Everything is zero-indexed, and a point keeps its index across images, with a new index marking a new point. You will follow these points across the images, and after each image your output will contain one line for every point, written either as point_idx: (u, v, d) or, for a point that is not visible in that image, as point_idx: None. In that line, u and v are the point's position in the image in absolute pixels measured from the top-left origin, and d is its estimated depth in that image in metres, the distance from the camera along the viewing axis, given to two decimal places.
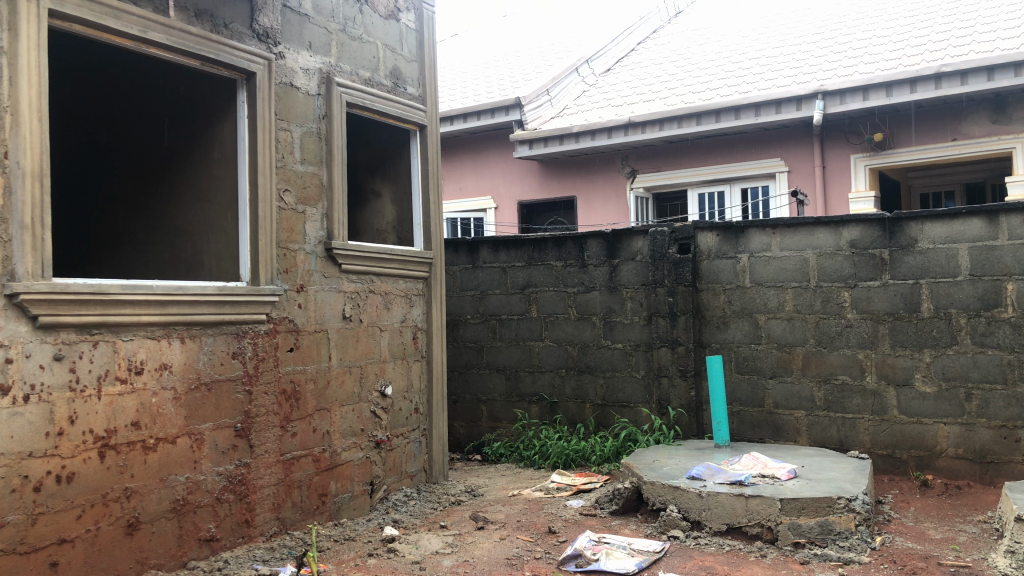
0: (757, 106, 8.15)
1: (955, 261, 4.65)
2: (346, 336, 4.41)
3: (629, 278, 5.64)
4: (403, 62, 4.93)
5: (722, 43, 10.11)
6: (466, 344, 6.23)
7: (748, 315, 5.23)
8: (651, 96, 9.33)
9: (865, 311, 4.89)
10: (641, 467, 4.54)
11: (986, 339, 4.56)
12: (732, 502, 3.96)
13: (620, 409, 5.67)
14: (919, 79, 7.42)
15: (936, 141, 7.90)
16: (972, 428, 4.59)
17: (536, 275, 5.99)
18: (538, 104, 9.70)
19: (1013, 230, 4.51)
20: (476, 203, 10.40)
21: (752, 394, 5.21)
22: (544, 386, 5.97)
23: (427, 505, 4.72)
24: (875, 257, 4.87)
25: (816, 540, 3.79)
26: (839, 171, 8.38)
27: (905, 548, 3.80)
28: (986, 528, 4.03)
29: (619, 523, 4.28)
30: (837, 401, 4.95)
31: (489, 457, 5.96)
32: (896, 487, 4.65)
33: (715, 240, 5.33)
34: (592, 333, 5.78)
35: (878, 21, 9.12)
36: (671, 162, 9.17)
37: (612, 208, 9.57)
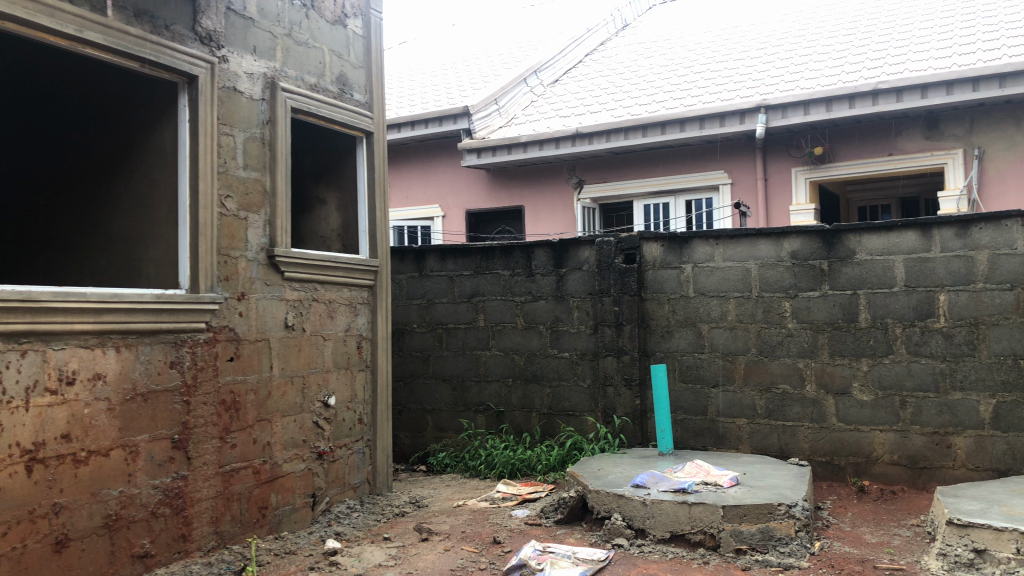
0: (701, 119, 8.28)
1: (891, 272, 4.77)
2: (288, 345, 4.34)
3: (575, 288, 5.66)
4: (350, 68, 4.89)
5: (667, 57, 10.25)
6: (412, 353, 6.19)
7: (692, 324, 5.29)
8: (598, 107, 9.41)
9: (805, 321, 4.99)
10: (586, 475, 4.55)
11: (920, 348, 4.69)
12: (675, 510, 3.99)
13: (565, 418, 5.68)
14: (856, 95, 7.62)
15: (873, 156, 8.11)
16: (906, 435, 4.71)
17: (483, 283, 5.97)
18: (486, 114, 9.67)
19: (946, 243, 4.65)
20: (423, 211, 10.34)
21: (695, 403, 5.27)
22: (490, 396, 5.95)
23: (370, 517, 4.65)
24: (815, 268, 4.97)
25: (757, 546, 3.83)
26: (779, 183, 8.56)
27: (842, 552, 3.88)
28: (920, 531, 4.14)
29: (564, 532, 4.28)
30: (777, 410, 5.03)
31: (433, 467, 5.92)
32: (834, 493, 4.75)
33: (660, 250, 5.39)
34: (539, 342, 5.78)
35: (818, 38, 9.35)
36: (617, 173, 9.25)
37: (559, 217, 9.61)
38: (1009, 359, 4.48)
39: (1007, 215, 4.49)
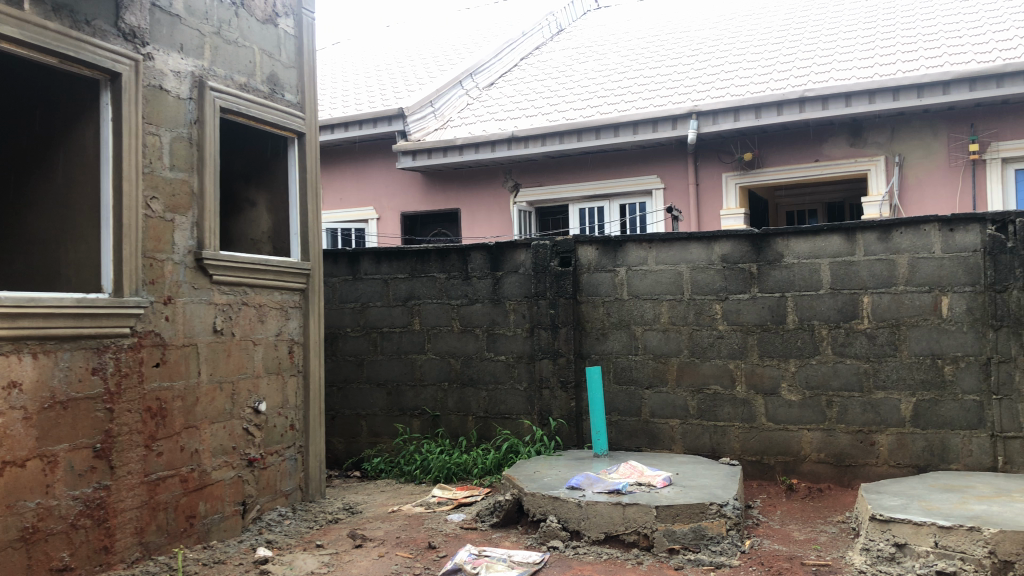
0: (635, 124, 8.39)
1: (817, 275, 4.91)
2: (217, 350, 4.24)
3: (511, 291, 5.66)
4: (281, 68, 4.81)
5: (602, 62, 10.36)
6: (346, 357, 6.12)
7: (626, 327, 5.35)
8: (533, 111, 9.46)
9: (735, 323, 5.09)
10: (521, 478, 4.55)
11: (844, 349, 4.83)
12: (610, 511, 4.02)
13: (501, 421, 5.68)
14: (784, 102, 7.81)
15: (800, 162, 8.33)
16: (831, 434, 4.85)
17: (418, 286, 5.93)
18: (422, 116, 9.61)
19: (869, 247, 4.80)
20: (357, 213, 10.23)
21: (629, 404, 5.33)
22: (426, 400, 5.91)
23: (302, 524, 4.58)
24: (745, 271, 5.08)
25: (689, 545, 3.89)
26: (711, 188, 8.73)
27: (772, 550, 3.97)
28: (844, 528, 4.26)
29: (499, 536, 4.28)
30: (709, 410, 5.13)
31: (368, 473, 5.85)
32: (764, 492, 4.86)
33: (595, 254, 5.43)
34: (475, 345, 5.76)
35: (748, 46, 9.55)
36: (552, 177, 9.31)
37: (495, 221, 9.62)
38: (928, 359, 4.65)
39: (925, 220, 4.66)
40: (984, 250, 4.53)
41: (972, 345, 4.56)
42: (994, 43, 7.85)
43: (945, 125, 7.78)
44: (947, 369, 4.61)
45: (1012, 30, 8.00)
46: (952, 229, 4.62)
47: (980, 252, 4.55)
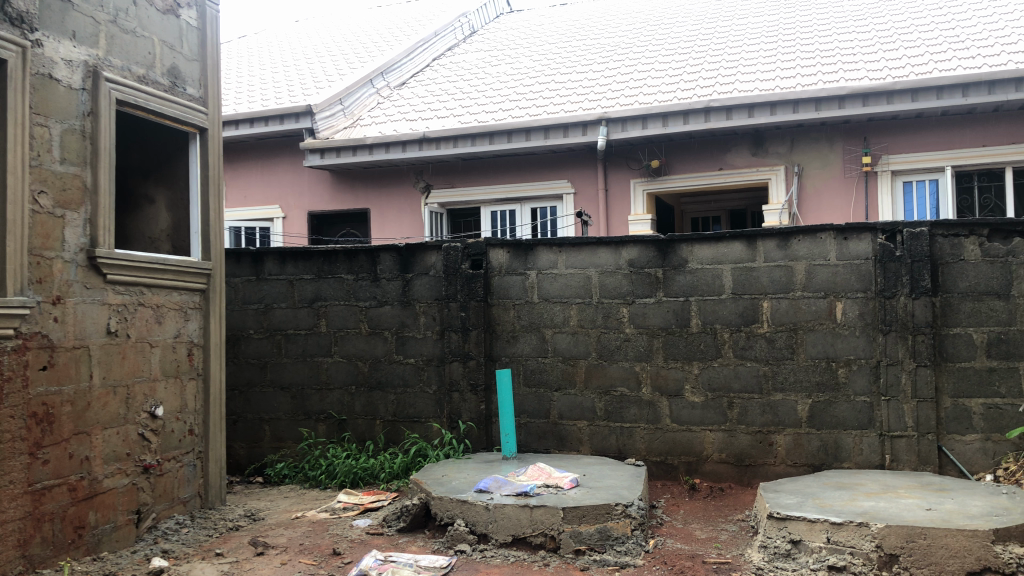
0: (546, 128, 8.46)
1: (720, 280, 5.04)
2: (110, 353, 4.06)
3: (421, 293, 5.60)
4: (183, 60, 4.65)
5: (514, 66, 10.41)
6: (249, 360, 5.97)
7: (536, 330, 5.38)
8: (444, 112, 9.41)
9: (642, 326, 5.18)
10: (429, 482, 4.51)
11: (745, 352, 4.98)
12: (517, 513, 4.03)
13: (410, 425, 5.61)
14: (691, 111, 8.01)
15: (704, 170, 8.57)
16: (732, 434, 4.99)
17: (326, 288, 5.82)
18: (331, 113, 9.44)
19: (769, 253, 4.96)
20: (262, 211, 9.98)
21: (538, 406, 5.36)
22: (332, 404, 5.80)
23: (201, 532, 4.43)
24: (651, 276, 5.18)
25: (595, 546, 3.93)
26: (619, 194, 8.88)
27: (674, 549, 4.06)
28: (744, 525, 4.39)
29: (406, 540, 4.24)
30: (615, 412, 5.20)
31: (271, 478, 5.72)
32: (668, 491, 4.97)
33: (506, 257, 5.44)
34: (384, 348, 5.69)
35: (657, 55, 9.75)
36: (463, 179, 9.30)
37: (405, 223, 9.54)
38: (823, 362, 4.84)
39: (822, 229, 4.85)
40: (875, 257, 4.75)
41: (864, 348, 4.77)
42: (886, 61, 8.23)
43: (841, 138, 8.13)
44: (840, 372, 4.81)
45: (902, 50, 8.41)
46: (846, 237, 4.82)
47: (872, 260, 4.77)
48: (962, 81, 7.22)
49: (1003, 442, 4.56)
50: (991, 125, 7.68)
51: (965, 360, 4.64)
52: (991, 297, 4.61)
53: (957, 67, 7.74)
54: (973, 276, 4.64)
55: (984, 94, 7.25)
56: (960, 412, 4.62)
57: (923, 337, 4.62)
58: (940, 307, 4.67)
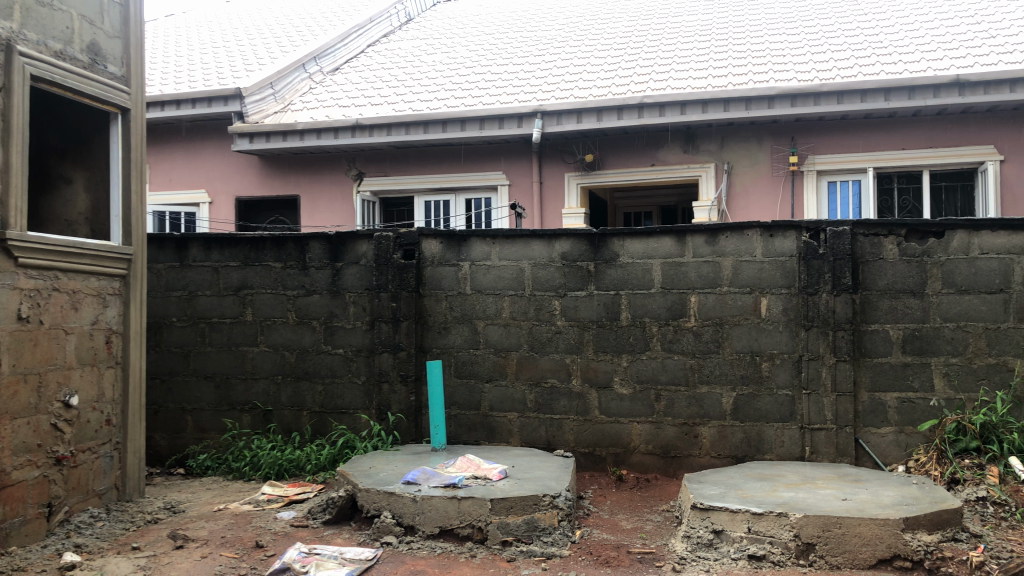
0: (481, 119, 8.43)
1: (649, 274, 5.10)
2: (21, 340, 3.90)
3: (351, 282, 5.52)
4: (104, 37, 4.48)
5: (450, 55, 10.35)
6: (171, 349, 5.81)
7: (467, 321, 5.36)
8: (379, 99, 9.30)
9: (573, 319, 5.21)
10: (356, 474, 4.46)
11: (673, 345, 5.06)
12: (445, 505, 4.02)
13: (338, 416, 5.54)
14: (625, 106, 8.09)
15: (637, 166, 8.67)
16: (659, 426, 5.07)
17: (253, 276, 5.70)
18: (261, 97, 9.24)
19: (697, 249, 5.05)
20: (188, 196, 9.70)
21: (469, 398, 5.35)
22: (258, 394, 5.69)
23: (117, 526, 4.29)
24: (583, 269, 5.21)
25: (522, 537, 3.95)
26: (554, 187, 8.92)
27: (600, 539, 4.11)
28: (669, 516, 4.46)
29: (332, 532, 4.18)
30: (546, 404, 5.23)
31: (193, 470, 5.58)
32: (595, 482, 5.02)
33: (438, 247, 5.41)
34: (312, 338, 5.59)
35: (592, 49, 9.82)
36: (397, 167, 9.21)
37: (337, 211, 9.41)
38: (747, 356, 4.94)
39: (749, 226, 4.95)
40: (799, 255, 4.87)
41: (787, 343, 4.89)
42: (814, 63, 8.45)
43: (769, 137, 8.31)
44: (764, 366, 4.92)
45: (830, 53, 8.63)
46: (772, 235, 4.93)
47: (796, 257, 4.88)
48: (884, 85, 7.46)
49: (915, 434, 4.76)
50: (911, 129, 7.96)
51: (882, 355, 4.80)
52: (907, 295, 4.79)
53: (881, 71, 7.99)
54: (890, 275, 4.80)
55: (905, 98, 7.51)
56: (875, 406, 4.79)
57: (843, 333, 4.76)
58: (860, 304, 4.82)
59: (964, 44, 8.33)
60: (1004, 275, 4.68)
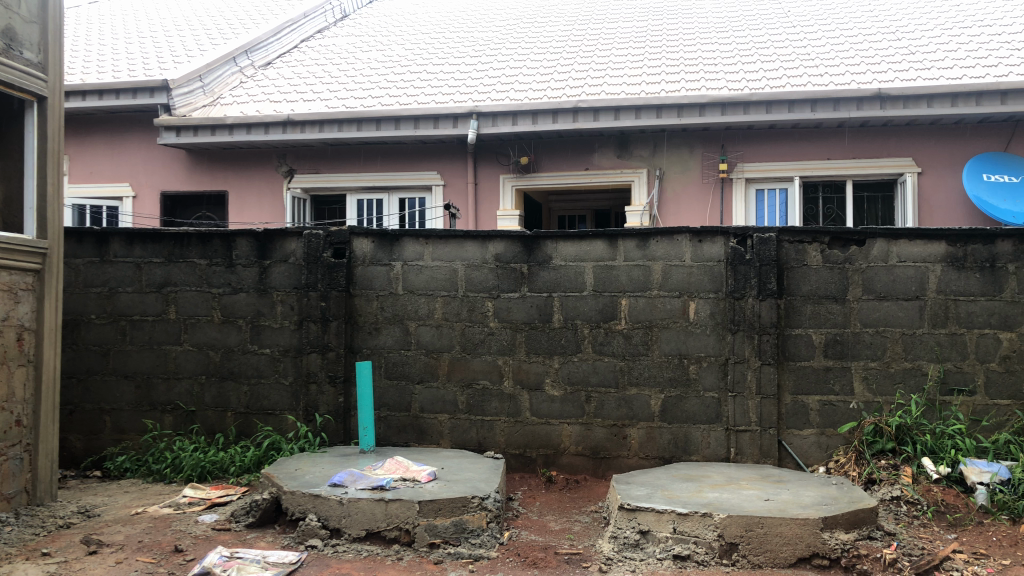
0: (416, 118, 8.39)
1: (582, 277, 5.14)
2: None
3: (279, 281, 5.41)
4: (19, 22, 4.31)
5: (386, 53, 10.26)
6: (89, 347, 5.61)
7: (399, 322, 5.31)
8: (311, 95, 9.17)
9: (506, 320, 5.21)
10: (281, 476, 4.38)
11: (604, 348, 5.10)
12: (372, 507, 3.97)
13: (263, 417, 5.42)
14: (560, 110, 8.14)
15: (572, 169, 8.74)
16: (589, 428, 5.11)
17: (177, 273, 5.54)
18: (189, 90, 9.00)
19: (628, 253, 5.10)
20: (110, 189, 9.39)
21: (399, 399, 5.30)
22: (180, 395, 5.53)
23: (26, 531, 4.12)
24: (516, 271, 5.21)
25: (449, 539, 3.93)
26: (488, 188, 8.92)
27: (528, 540, 4.11)
28: (596, 516, 4.50)
29: (255, 536, 4.09)
30: (477, 405, 5.22)
31: (110, 472, 5.40)
32: (525, 484, 5.04)
33: (370, 247, 5.33)
34: (238, 337, 5.46)
35: (529, 52, 9.85)
36: (328, 164, 9.08)
37: (266, 208, 9.22)
38: (675, 359, 5.02)
39: (678, 230, 5.02)
40: (727, 260, 4.96)
41: (714, 347, 4.98)
42: (745, 72, 8.63)
43: (700, 144, 8.45)
44: (691, 368, 5.00)
45: (760, 63, 8.84)
46: (700, 240, 5.01)
47: (724, 262, 4.97)
48: (811, 96, 7.66)
49: (835, 436, 4.89)
50: (836, 139, 8.21)
51: (804, 359, 4.93)
52: (829, 301, 4.92)
53: (808, 83, 8.21)
54: (814, 281, 4.93)
55: (830, 110, 7.74)
56: (798, 408, 4.92)
57: (767, 337, 4.87)
58: (785, 309, 4.93)
59: (887, 59, 8.62)
60: (920, 283, 4.86)
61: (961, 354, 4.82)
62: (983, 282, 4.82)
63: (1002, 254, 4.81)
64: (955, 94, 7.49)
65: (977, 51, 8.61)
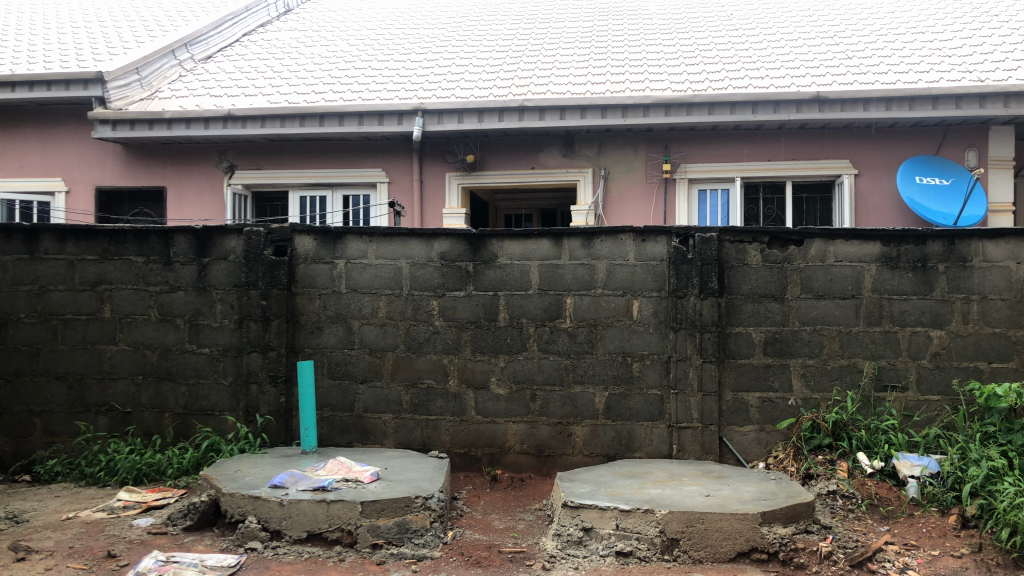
0: (360, 115, 8.30)
1: (527, 276, 5.14)
2: None
3: (219, 279, 5.30)
4: None
5: (330, 48, 10.15)
6: (18, 347, 5.44)
7: (342, 320, 5.25)
8: (253, 90, 9.01)
9: (451, 319, 5.19)
10: (221, 478, 4.29)
11: (549, 346, 5.12)
12: (313, 508, 3.91)
13: (202, 418, 5.31)
14: (505, 109, 8.14)
15: (517, 168, 8.76)
16: (534, 426, 5.12)
17: (111, 270, 5.39)
18: (125, 83, 8.76)
19: (573, 252, 5.12)
20: (41, 184, 9.10)
21: (342, 399, 5.24)
22: (116, 396, 5.39)
23: None
24: (461, 270, 5.20)
25: (392, 540, 3.90)
26: (434, 186, 8.88)
27: (472, 539, 4.11)
28: (541, 514, 4.52)
29: (192, 539, 4.00)
30: (421, 405, 5.19)
31: (40, 476, 5.23)
32: (470, 483, 5.03)
33: (312, 244, 5.25)
34: (175, 336, 5.34)
35: (475, 50, 9.84)
36: (271, 160, 8.94)
37: (206, 205, 9.03)
38: (619, 357, 5.06)
39: (622, 230, 5.07)
40: (669, 259, 5.01)
41: (656, 344, 5.03)
42: (688, 74, 8.75)
43: (644, 145, 8.54)
44: (635, 366, 5.04)
45: (703, 65, 8.96)
46: (644, 239, 5.06)
47: (666, 261, 5.03)
48: (752, 98, 7.79)
49: (774, 432, 4.99)
50: (776, 141, 8.37)
51: (744, 356, 5.02)
52: (769, 300, 5.01)
53: (749, 85, 8.35)
54: (754, 280, 5.02)
55: (771, 112, 7.88)
56: (738, 405, 5.01)
57: (709, 335, 4.94)
58: (725, 307, 5.01)
59: (826, 63, 8.81)
60: (856, 282, 4.98)
61: (895, 351, 4.96)
62: (915, 282, 4.96)
63: (933, 254, 4.95)
64: (890, 97, 7.69)
65: (911, 56, 8.86)
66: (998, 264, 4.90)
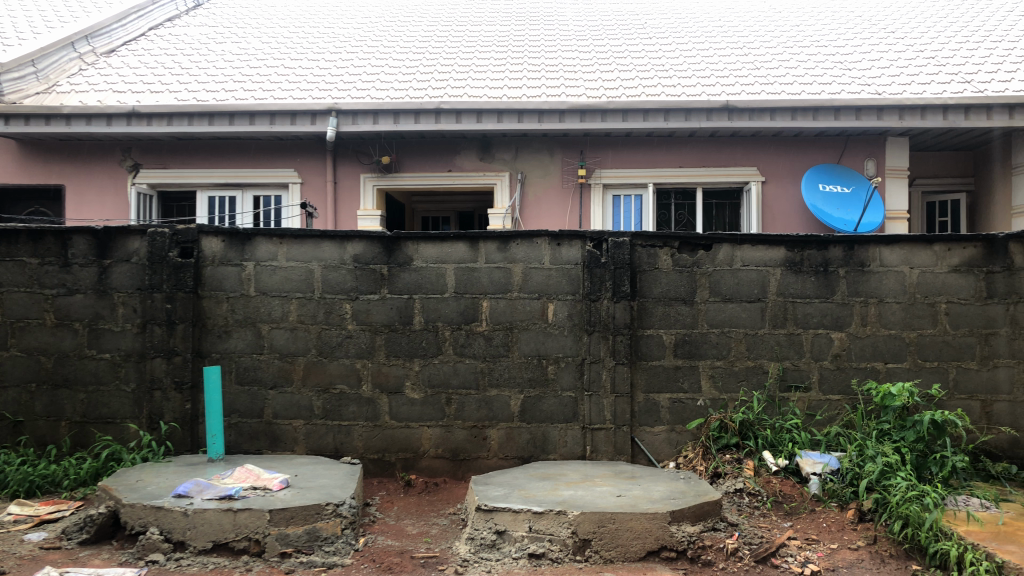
0: (272, 114, 8.12)
1: (441, 279, 5.12)
2: None
3: (121, 282, 5.10)
4: None
5: (241, 45, 9.90)
6: None
7: (251, 325, 5.12)
8: (159, 86, 8.71)
9: (364, 323, 5.12)
10: (121, 488, 4.12)
11: (464, 349, 5.10)
12: (219, 518, 3.80)
13: (102, 426, 5.11)
14: (422, 111, 8.10)
15: (433, 170, 8.72)
16: (449, 430, 5.10)
17: (3, 272, 5.13)
18: (19, 75, 8.34)
19: (489, 255, 5.13)
20: None
21: (251, 405, 5.12)
22: (7, 404, 5.15)
23: None
24: (375, 272, 5.13)
25: (302, 548, 3.82)
26: (349, 187, 8.76)
27: (384, 546, 4.06)
28: (454, 519, 4.50)
29: (89, 553, 3.83)
30: (334, 410, 5.10)
31: None
32: (383, 488, 4.98)
33: (220, 246, 5.11)
34: (73, 341, 5.12)
35: (391, 50, 9.76)
36: (177, 159, 8.68)
37: (108, 204, 8.70)
38: (534, 359, 5.09)
39: (538, 233, 5.10)
40: (583, 263, 5.07)
41: (571, 347, 5.08)
42: (603, 80, 8.88)
43: (560, 150, 8.62)
44: (549, 369, 5.08)
45: (617, 72, 9.11)
46: (559, 243, 5.10)
47: (580, 265, 5.08)
48: (664, 106, 7.96)
49: (684, 432, 5.11)
50: (687, 147, 8.56)
51: (655, 358, 5.11)
52: (679, 303, 5.12)
53: (661, 93, 8.52)
54: (664, 284, 5.12)
55: (682, 119, 8.06)
56: (650, 406, 5.10)
57: (621, 338, 5.02)
58: (637, 310, 5.10)
59: (735, 72, 9.08)
60: (762, 285, 5.14)
61: (798, 352, 5.13)
62: (817, 286, 5.14)
63: (834, 258, 5.15)
64: (795, 107, 7.96)
65: (815, 68, 9.20)
66: (894, 269, 5.13)
